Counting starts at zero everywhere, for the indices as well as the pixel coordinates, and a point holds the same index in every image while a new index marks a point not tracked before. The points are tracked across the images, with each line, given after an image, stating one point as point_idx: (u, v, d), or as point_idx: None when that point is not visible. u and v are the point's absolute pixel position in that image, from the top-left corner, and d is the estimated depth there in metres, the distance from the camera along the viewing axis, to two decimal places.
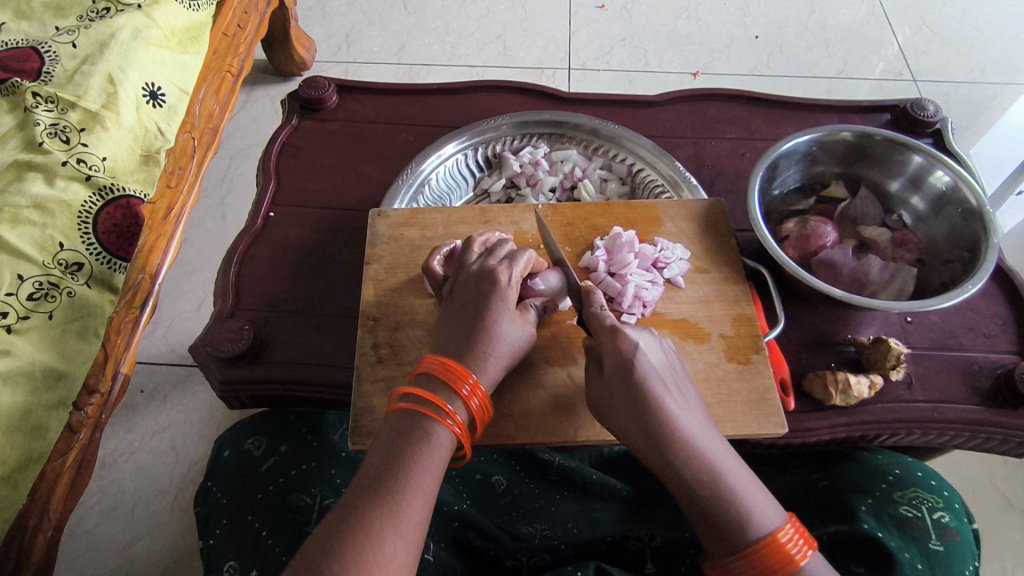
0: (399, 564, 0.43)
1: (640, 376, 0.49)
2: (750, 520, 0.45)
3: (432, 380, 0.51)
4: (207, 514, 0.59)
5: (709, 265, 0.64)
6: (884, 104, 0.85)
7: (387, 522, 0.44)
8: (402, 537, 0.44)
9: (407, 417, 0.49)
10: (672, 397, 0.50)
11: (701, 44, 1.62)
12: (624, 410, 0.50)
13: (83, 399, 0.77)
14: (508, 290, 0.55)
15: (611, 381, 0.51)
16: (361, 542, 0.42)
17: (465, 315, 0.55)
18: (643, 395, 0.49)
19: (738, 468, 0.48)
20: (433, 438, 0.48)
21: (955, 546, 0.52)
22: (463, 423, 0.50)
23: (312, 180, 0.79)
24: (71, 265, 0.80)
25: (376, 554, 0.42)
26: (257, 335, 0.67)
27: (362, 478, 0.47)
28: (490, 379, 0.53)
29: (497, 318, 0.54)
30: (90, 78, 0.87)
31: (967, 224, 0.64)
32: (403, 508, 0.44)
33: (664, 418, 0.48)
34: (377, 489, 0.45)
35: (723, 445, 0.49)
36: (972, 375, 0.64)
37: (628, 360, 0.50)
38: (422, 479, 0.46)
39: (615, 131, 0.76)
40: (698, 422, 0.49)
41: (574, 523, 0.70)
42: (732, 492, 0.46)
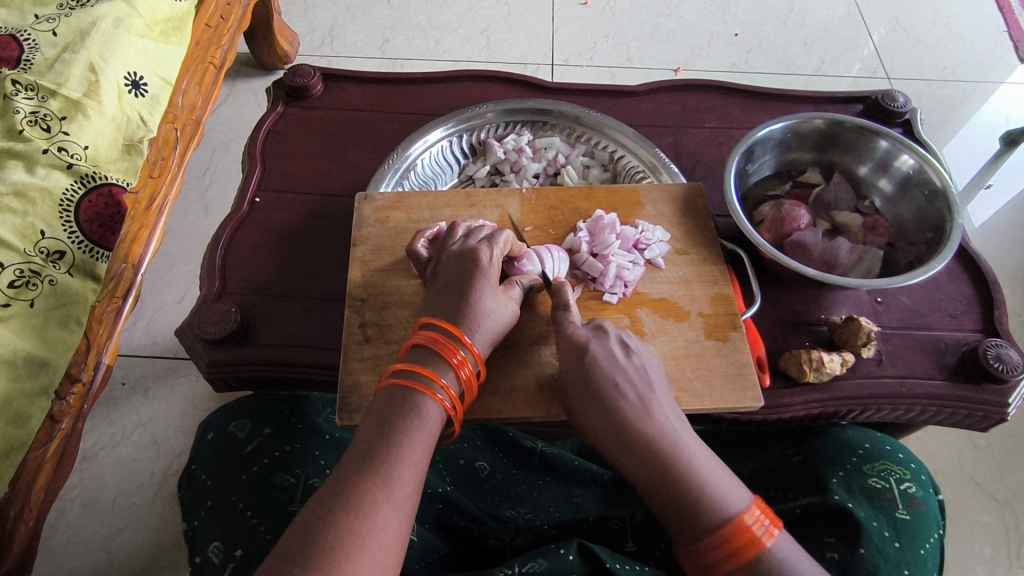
0: (392, 535, 0.44)
1: (594, 371, 0.53)
2: (710, 504, 0.47)
3: (423, 355, 0.53)
4: (191, 498, 0.59)
5: (688, 246, 0.66)
6: (856, 95, 0.87)
7: (380, 493, 0.45)
8: (394, 510, 0.45)
9: (398, 392, 0.50)
10: (628, 394, 0.52)
11: (681, 41, 1.65)
12: (585, 409, 0.53)
13: (66, 388, 0.78)
14: (489, 269, 0.57)
15: (570, 382, 0.54)
16: (355, 512, 0.43)
17: (449, 294, 0.56)
18: (597, 390, 0.52)
19: (703, 459, 0.49)
20: (425, 411, 0.50)
21: (921, 516, 0.55)
22: (454, 398, 0.52)
23: (297, 167, 0.80)
24: (53, 254, 0.80)
25: (370, 526, 0.43)
26: (244, 318, 0.67)
27: (353, 453, 0.48)
28: (478, 354, 0.54)
29: (481, 296, 0.55)
30: (71, 66, 0.86)
31: (932, 205, 0.67)
32: (394, 479, 0.46)
33: (620, 414, 0.51)
34: (368, 462, 0.46)
35: (683, 433, 0.51)
36: (939, 353, 0.66)
37: (580, 355, 0.54)
38: (413, 453, 0.47)
39: (596, 119, 0.77)
40: (659, 417, 0.51)
41: (556, 507, 0.72)
42: (690, 481, 0.48)
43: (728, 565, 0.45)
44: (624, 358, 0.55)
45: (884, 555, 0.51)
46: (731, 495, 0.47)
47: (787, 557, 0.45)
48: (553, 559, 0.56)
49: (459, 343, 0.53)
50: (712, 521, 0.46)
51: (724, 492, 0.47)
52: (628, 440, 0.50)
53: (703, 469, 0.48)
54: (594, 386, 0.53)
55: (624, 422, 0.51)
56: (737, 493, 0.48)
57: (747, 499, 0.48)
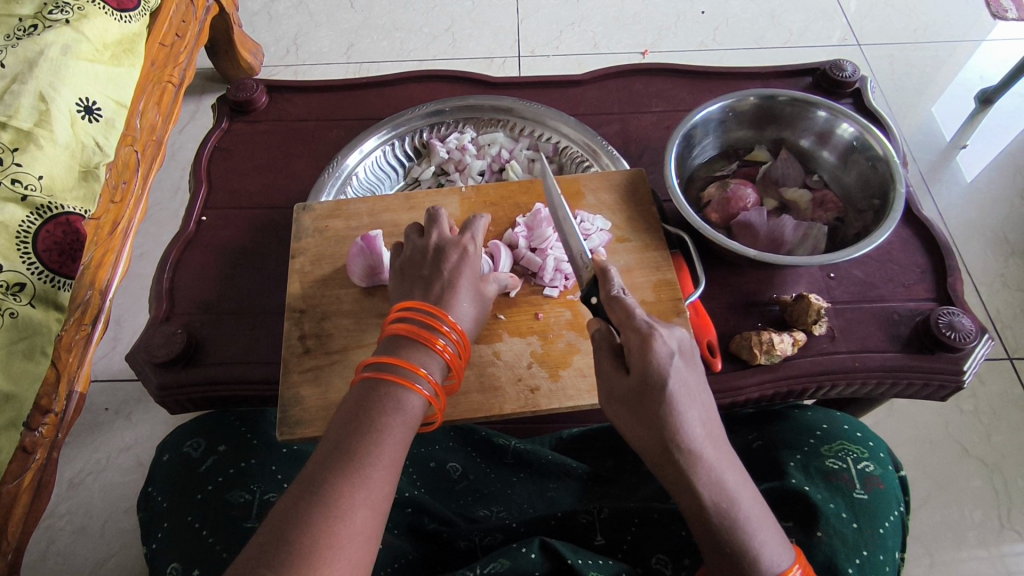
0: (367, 536, 0.42)
1: (667, 390, 0.46)
2: (765, 553, 0.44)
3: (402, 343, 0.51)
4: (149, 519, 0.59)
5: (629, 233, 0.65)
6: (804, 67, 0.85)
7: (358, 493, 0.43)
8: (370, 510, 0.43)
9: (376, 383, 0.49)
10: (698, 416, 0.47)
11: (649, 23, 1.63)
12: (643, 431, 0.47)
13: (38, 418, 0.80)
14: (475, 258, 0.57)
15: (632, 397, 0.48)
16: (330, 514, 0.41)
17: (429, 282, 0.55)
18: (668, 413, 0.46)
19: (752, 501, 0.46)
20: (406, 404, 0.48)
21: (880, 494, 0.54)
22: (434, 387, 0.50)
23: (243, 182, 0.79)
24: (12, 286, 0.79)
25: (346, 527, 0.41)
26: (191, 338, 0.67)
27: (326, 448, 0.45)
28: (459, 333, 0.54)
29: (465, 285, 0.56)
30: (21, 97, 0.85)
31: (875, 170, 0.66)
32: (373, 478, 0.44)
33: (688, 440, 0.46)
34: (345, 459, 0.44)
35: (740, 472, 0.47)
36: (892, 324, 0.65)
37: (659, 376, 0.46)
38: (390, 451, 0.46)
39: (537, 111, 0.77)
40: (718, 448, 0.47)
41: (530, 503, 0.71)
42: (745, 527, 0.44)
43: None
44: (693, 373, 0.49)
45: (841, 536, 0.51)
46: (779, 549, 0.44)
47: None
48: (516, 558, 0.56)
49: (441, 323, 0.53)
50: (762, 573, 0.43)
51: (773, 545, 0.44)
52: (689, 469, 0.45)
53: (759, 516, 0.45)
54: (668, 407, 0.46)
55: (687, 450, 0.46)
56: (783, 547, 0.45)
57: (790, 554, 0.45)
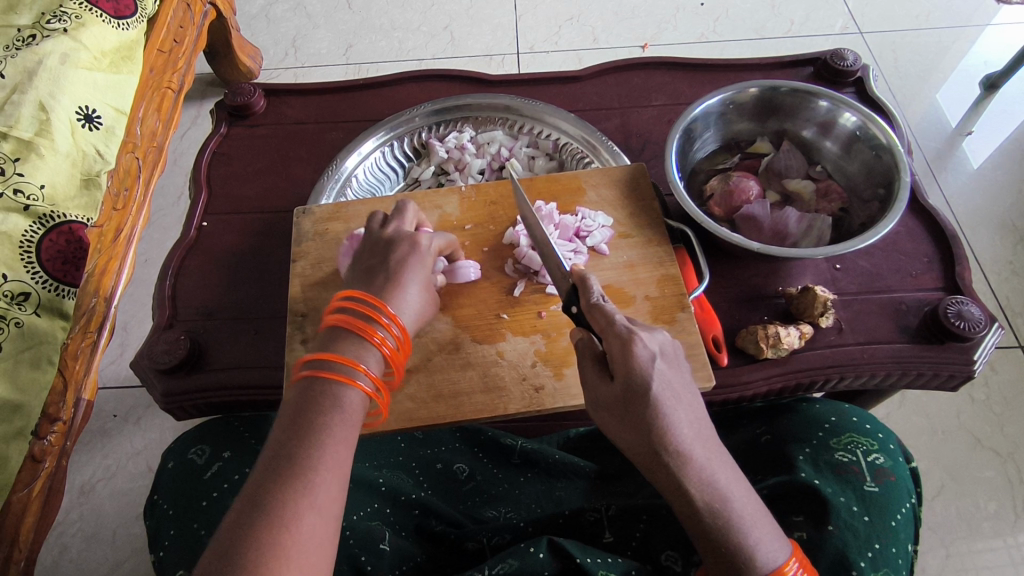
0: (319, 540, 0.40)
1: (651, 392, 0.46)
2: (761, 549, 0.44)
3: (341, 340, 0.50)
4: (155, 526, 0.59)
5: (632, 229, 0.65)
6: (805, 57, 0.84)
7: (303, 498, 0.41)
8: (319, 513, 0.41)
9: (314, 382, 0.47)
10: (685, 416, 0.46)
11: (648, 16, 1.62)
12: (631, 435, 0.47)
13: (46, 427, 0.80)
14: (427, 251, 0.57)
15: (618, 401, 0.47)
16: (275, 523, 0.39)
17: (376, 273, 0.55)
18: (656, 415, 0.46)
19: (746, 498, 0.46)
20: (345, 401, 0.47)
21: (890, 486, 0.53)
22: (375, 381, 0.49)
23: (243, 187, 0.79)
24: (18, 296, 0.80)
25: (294, 534, 0.39)
26: (195, 344, 0.67)
27: (267, 456, 0.44)
28: (400, 328, 0.53)
29: (413, 276, 0.55)
30: (21, 107, 0.86)
31: (879, 159, 0.65)
32: (318, 482, 0.42)
33: (677, 441, 0.45)
34: (286, 467, 0.42)
35: (732, 469, 0.47)
36: (900, 315, 0.65)
37: (641, 378, 0.46)
38: (334, 450, 0.44)
39: (535, 108, 0.76)
40: (707, 447, 0.46)
41: (538, 504, 0.71)
42: (739, 526, 0.44)
43: None
44: (678, 373, 0.48)
45: (853, 530, 0.50)
46: (775, 545, 0.44)
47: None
48: (523, 559, 0.55)
49: (380, 316, 0.52)
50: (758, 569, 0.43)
51: (770, 541, 0.44)
52: (679, 472, 0.45)
53: (753, 510, 0.45)
54: (654, 411, 0.46)
55: (676, 453, 0.45)
56: (780, 542, 0.45)
57: (788, 548, 0.45)
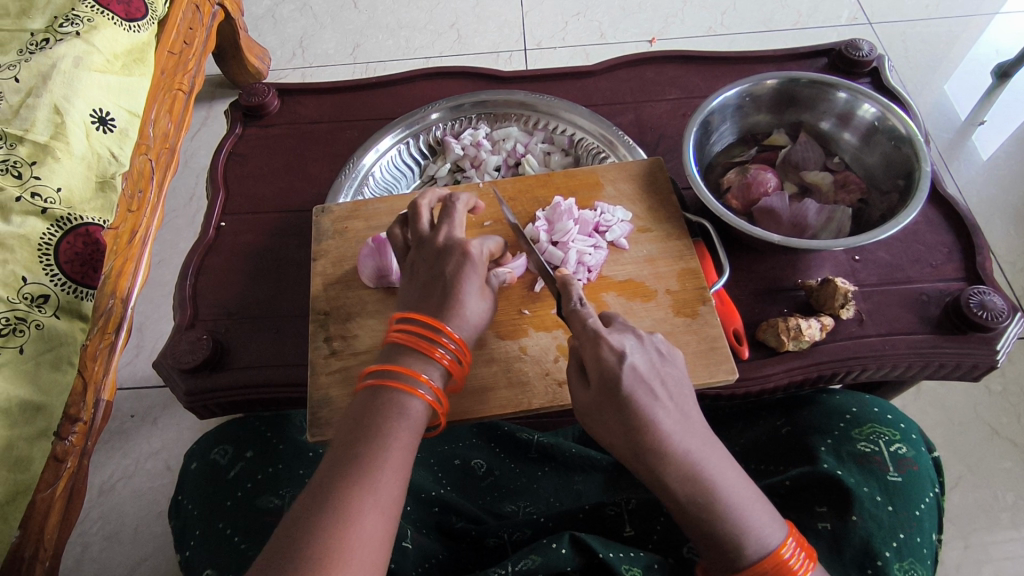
0: (379, 540, 0.42)
1: (628, 387, 0.47)
2: (750, 538, 0.45)
3: (404, 352, 0.51)
4: (181, 527, 0.59)
5: (651, 224, 0.65)
6: (819, 48, 0.84)
7: (367, 497, 0.42)
8: (381, 513, 0.42)
9: (378, 391, 0.48)
10: (667, 409, 0.47)
11: (655, 10, 1.61)
12: (614, 433, 0.47)
13: (66, 428, 0.81)
14: (479, 261, 0.55)
15: (598, 399, 0.48)
16: (340, 518, 0.41)
17: (433, 284, 0.54)
18: (635, 414, 0.46)
19: (739, 483, 0.47)
20: (408, 410, 0.47)
21: (913, 476, 0.54)
22: (436, 392, 0.50)
23: (259, 187, 0.80)
24: (37, 298, 0.80)
25: (358, 532, 0.41)
26: (217, 343, 0.67)
27: (332, 456, 0.45)
28: (458, 341, 0.52)
29: (467, 289, 0.54)
30: (36, 111, 0.86)
31: (899, 150, 0.65)
32: (380, 483, 0.43)
33: (660, 439, 0.46)
34: (350, 466, 0.44)
35: (722, 459, 0.47)
36: (921, 306, 0.64)
37: (614, 376, 0.47)
38: (396, 455, 0.45)
39: (551, 104, 0.76)
40: (696, 438, 0.47)
41: (556, 497, 0.72)
42: (734, 513, 0.45)
43: None
44: (657, 366, 0.49)
45: (877, 521, 0.50)
46: (770, 526, 0.46)
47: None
48: (546, 553, 0.55)
49: (439, 332, 0.51)
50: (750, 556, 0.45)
51: (764, 523, 0.46)
52: (668, 467, 0.46)
53: (744, 499, 0.46)
54: (633, 406, 0.46)
55: (665, 449, 0.46)
56: (775, 523, 0.46)
57: (782, 528, 0.47)
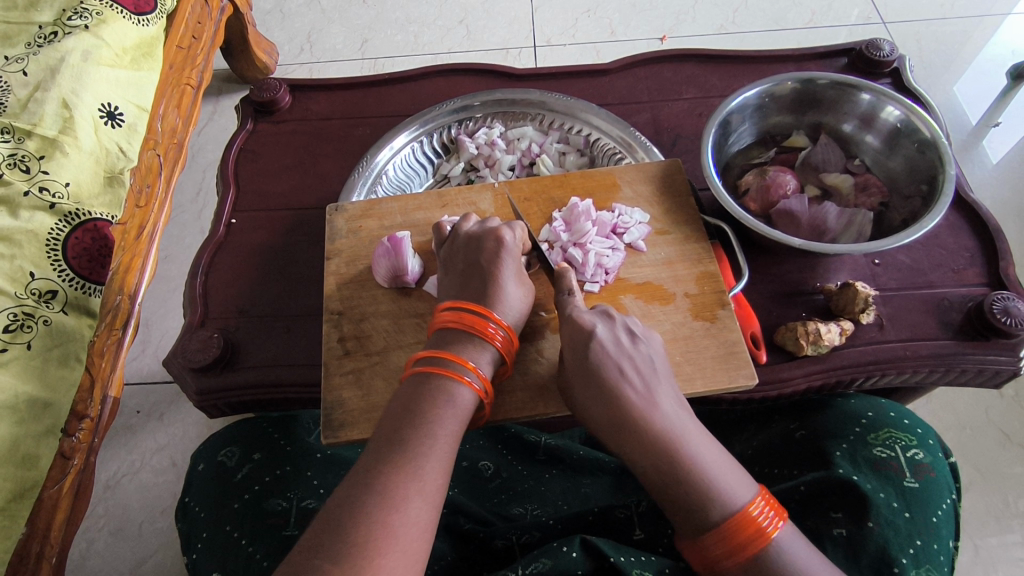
0: (421, 528, 0.42)
1: (596, 358, 0.51)
2: (715, 497, 0.46)
3: (454, 338, 0.52)
4: (187, 529, 0.59)
5: (669, 226, 0.64)
6: (839, 48, 0.83)
7: (411, 483, 0.43)
8: (424, 501, 0.43)
9: (427, 377, 0.49)
10: (633, 381, 0.51)
11: (666, 8, 1.60)
12: (587, 403, 0.51)
13: (73, 425, 0.79)
14: (513, 249, 0.56)
15: (571, 372, 0.53)
16: (385, 504, 0.41)
17: (472, 273, 0.55)
18: (603, 378, 0.51)
19: (709, 451, 0.48)
20: (456, 398, 0.48)
21: (931, 482, 0.52)
22: (483, 380, 0.50)
23: (271, 184, 0.79)
24: (45, 294, 0.80)
25: (401, 517, 0.41)
26: (227, 342, 0.67)
27: (379, 440, 0.46)
28: (506, 330, 0.53)
29: (504, 276, 0.54)
30: (44, 105, 0.85)
31: (922, 155, 0.64)
32: (425, 470, 0.44)
33: (625, 407, 0.50)
34: (395, 449, 0.45)
35: (692, 427, 0.50)
36: (943, 311, 0.63)
37: (583, 349, 0.52)
38: (443, 443, 0.46)
39: (568, 103, 0.75)
40: (664, 406, 0.50)
41: (565, 500, 0.70)
42: (700, 475, 0.47)
43: (732, 561, 0.45)
44: (628, 342, 0.53)
45: (894, 527, 0.49)
46: (738, 487, 0.47)
47: (793, 550, 0.44)
48: (556, 557, 0.54)
49: (487, 319, 0.52)
50: (717, 515, 0.46)
51: (731, 484, 0.47)
52: (633, 431, 0.49)
53: (712, 466, 0.47)
54: (599, 376, 0.51)
55: (632, 415, 0.49)
56: (745, 485, 0.47)
57: (753, 490, 0.47)
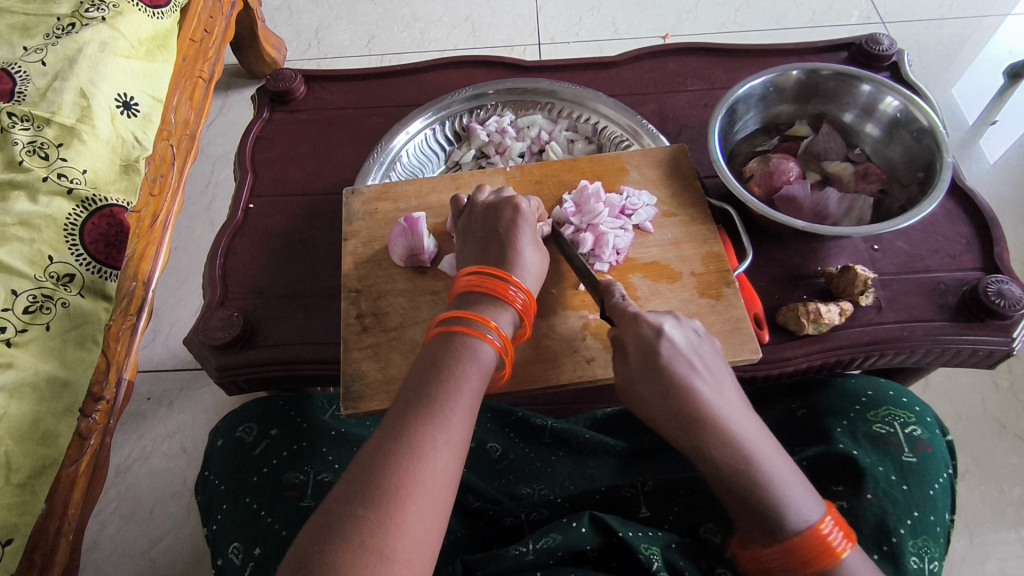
0: (447, 477, 0.44)
1: (665, 359, 0.50)
2: (787, 509, 0.46)
3: (476, 299, 0.54)
4: (208, 501, 0.61)
5: (675, 208, 0.66)
6: (840, 42, 0.85)
7: (440, 434, 0.45)
8: (451, 453, 0.45)
9: (451, 336, 0.51)
10: (703, 384, 0.50)
11: (669, 6, 1.62)
12: (654, 402, 0.50)
13: (90, 406, 0.81)
14: (530, 217, 0.59)
15: (636, 370, 0.51)
16: (416, 452, 0.43)
17: (489, 239, 0.58)
18: (677, 377, 0.49)
19: (778, 460, 0.48)
20: (479, 355, 0.50)
21: (928, 456, 0.54)
22: (504, 339, 0.52)
23: (286, 170, 0.81)
24: (62, 277, 0.82)
25: (430, 466, 0.43)
26: (246, 321, 0.69)
27: (404, 396, 0.48)
28: (526, 293, 0.55)
29: (522, 242, 0.57)
30: (63, 94, 0.87)
31: (920, 143, 0.66)
32: (453, 421, 0.46)
33: (697, 403, 0.49)
34: (422, 404, 0.47)
35: (761, 435, 0.49)
36: (939, 295, 0.66)
37: (651, 349, 0.50)
38: (468, 399, 0.48)
39: (577, 93, 0.78)
40: (734, 412, 0.49)
41: (571, 480, 0.72)
42: (771, 486, 0.46)
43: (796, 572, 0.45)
44: (694, 344, 0.52)
45: (892, 499, 0.52)
46: (809, 502, 0.46)
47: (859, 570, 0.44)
48: (566, 532, 0.56)
49: (507, 281, 0.54)
50: (788, 528, 0.45)
51: (802, 498, 0.46)
52: (704, 435, 0.48)
53: (783, 478, 0.47)
54: (670, 376, 0.49)
55: (704, 419, 0.48)
56: (813, 500, 0.47)
57: (821, 506, 0.47)
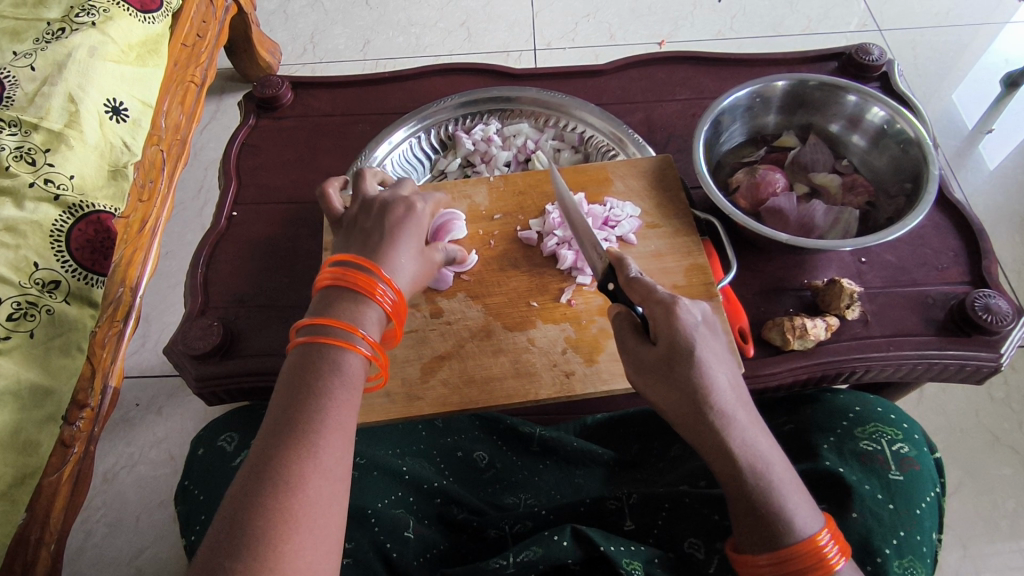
0: (325, 504, 0.41)
1: (696, 351, 0.46)
2: (790, 519, 0.43)
3: (340, 302, 0.50)
4: (188, 511, 0.60)
5: (660, 219, 0.65)
6: (830, 52, 0.85)
7: (308, 462, 0.41)
8: (325, 476, 0.42)
9: (313, 347, 0.48)
10: (726, 380, 0.47)
11: (665, 13, 1.62)
12: (670, 393, 0.47)
13: (74, 413, 0.80)
14: (412, 210, 0.57)
15: (657, 358, 0.48)
16: (284, 489, 0.40)
17: (362, 236, 0.56)
18: (693, 376, 0.46)
19: (785, 468, 0.45)
20: (345, 367, 0.47)
21: (914, 475, 0.53)
22: (372, 344, 0.49)
23: (272, 178, 0.80)
24: (48, 284, 0.81)
25: (302, 498, 0.40)
26: (227, 331, 0.68)
27: (269, 424, 0.44)
28: (392, 292, 0.52)
29: (396, 237, 0.55)
30: (51, 99, 0.87)
31: (907, 154, 0.66)
32: (322, 447, 0.42)
33: (716, 400, 0.46)
34: (286, 431, 0.43)
35: (768, 440, 0.46)
36: (926, 309, 0.65)
37: (682, 340, 0.47)
38: (338, 416, 0.44)
39: (563, 101, 0.77)
40: (748, 414, 0.46)
41: (557, 490, 0.70)
42: (776, 493, 0.43)
43: None
44: (713, 335, 0.49)
45: (877, 517, 0.51)
46: (809, 515, 0.44)
47: None
48: (548, 545, 0.55)
49: (372, 280, 0.51)
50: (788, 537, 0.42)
51: (804, 510, 0.43)
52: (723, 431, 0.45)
53: (787, 486, 0.44)
54: (696, 369, 0.46)
55: (723, 416, 0.45)
56: (813, 513, 0.44)
57: (820, 520, 0.44)
